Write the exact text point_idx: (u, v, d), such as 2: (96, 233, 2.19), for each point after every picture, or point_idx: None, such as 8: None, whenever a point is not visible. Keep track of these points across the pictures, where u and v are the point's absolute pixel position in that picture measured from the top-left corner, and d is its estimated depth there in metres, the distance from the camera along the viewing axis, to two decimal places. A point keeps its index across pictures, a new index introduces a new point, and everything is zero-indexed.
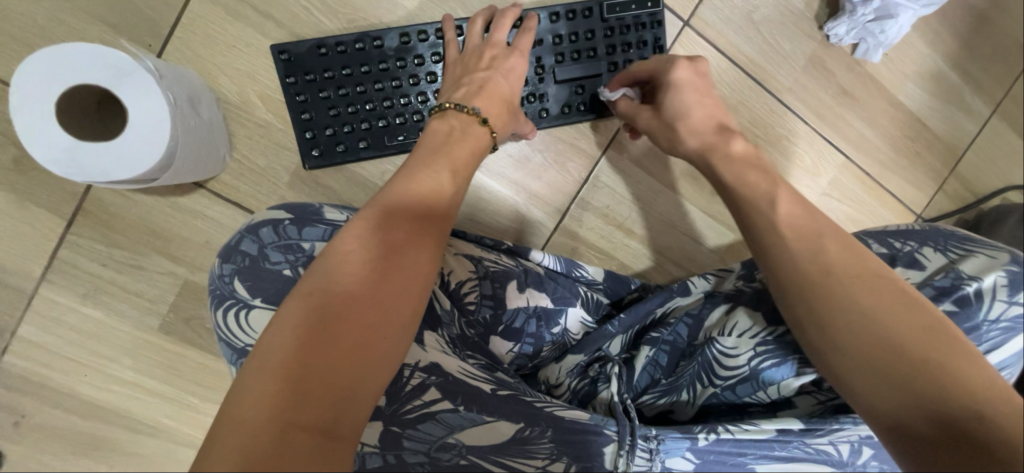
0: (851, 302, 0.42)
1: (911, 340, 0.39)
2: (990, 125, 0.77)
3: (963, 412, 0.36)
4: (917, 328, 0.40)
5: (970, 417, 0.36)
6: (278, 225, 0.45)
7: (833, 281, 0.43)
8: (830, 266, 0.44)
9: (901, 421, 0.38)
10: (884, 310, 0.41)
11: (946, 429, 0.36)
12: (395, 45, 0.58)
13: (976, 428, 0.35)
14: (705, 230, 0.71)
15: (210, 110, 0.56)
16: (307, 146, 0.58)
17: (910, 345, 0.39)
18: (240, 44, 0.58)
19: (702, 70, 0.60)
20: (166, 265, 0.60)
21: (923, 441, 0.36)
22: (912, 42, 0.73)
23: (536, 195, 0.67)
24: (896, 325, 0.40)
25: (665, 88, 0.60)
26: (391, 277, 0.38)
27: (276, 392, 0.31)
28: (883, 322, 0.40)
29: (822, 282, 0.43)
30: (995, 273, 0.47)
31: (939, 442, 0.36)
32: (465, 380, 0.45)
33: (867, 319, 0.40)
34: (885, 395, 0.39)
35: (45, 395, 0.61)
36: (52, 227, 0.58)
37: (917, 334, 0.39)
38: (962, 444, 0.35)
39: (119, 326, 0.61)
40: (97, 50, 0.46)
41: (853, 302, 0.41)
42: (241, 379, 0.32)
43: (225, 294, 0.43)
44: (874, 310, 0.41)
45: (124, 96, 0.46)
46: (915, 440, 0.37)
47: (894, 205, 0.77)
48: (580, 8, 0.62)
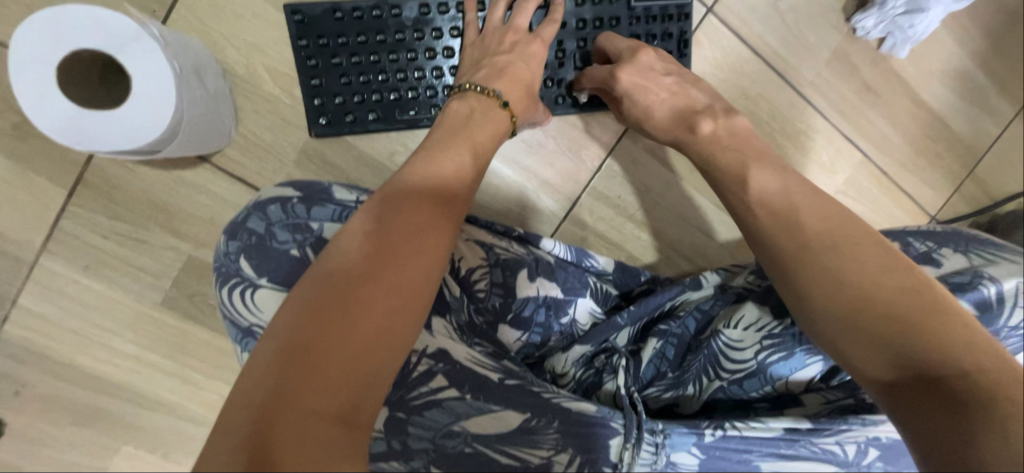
0: (829, 261, 0.41)
1: (896, 295, 0.38)
2: (1011, 128, 0.75)
3: (945, 364, 0.35)
4: (904, 284, 0.38)
5: (951, 369, 0.35)
6: (287, 203, 0.44)
7: (813, 244, 0.42)
8: (814, 233, 0.42)
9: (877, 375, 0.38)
10: (864, 267, 0.40)
11: (925, 382, 0.35)
12: (413, 15, 0.56)
13: (955, 379, 0.34)
14: (717, 224, 0.70)
15: (217, 83, 0.54)
16: (313, 114, 0.56)
17: (893, 299, 0.38)
18: (248, 15, 0.56)
19: (647, 63, 0.57)
20: (170, 241, 0.59)
21: (902, 391, 0.36)
22: (940, 38, 0.71)
23: (546, 182, 0.66)
24: (880, 283, 0.39)
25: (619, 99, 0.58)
26: (403, 255, 0.36)
27: (282, 371, 0.30)
28: (862, 279, 0.39)
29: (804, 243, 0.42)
30: (1018, 277, 0.47)
31: (917, 395, 0.35)
32: (472, 368, 0.44)
33: (853, 276, 0.39)
34: (865, 352, 0.38)
35: (46, 366, 0.61)
36: (53, 197, 0.56)
37: (903, 289, 0.38)
38: (942, 393, 0.34)
39: (121, 299, 0.60)
40: (99, 12, 0.44)
41: (831, 261, 0.41)
42: (252, 359, 0.32)
43: (231, 272, 0.42)
44: (852, 268, 0.40)
45: (128, 63, 0.45)
46: (897, 392, 0.36)
47: (909, 206, 0.76)
48: None
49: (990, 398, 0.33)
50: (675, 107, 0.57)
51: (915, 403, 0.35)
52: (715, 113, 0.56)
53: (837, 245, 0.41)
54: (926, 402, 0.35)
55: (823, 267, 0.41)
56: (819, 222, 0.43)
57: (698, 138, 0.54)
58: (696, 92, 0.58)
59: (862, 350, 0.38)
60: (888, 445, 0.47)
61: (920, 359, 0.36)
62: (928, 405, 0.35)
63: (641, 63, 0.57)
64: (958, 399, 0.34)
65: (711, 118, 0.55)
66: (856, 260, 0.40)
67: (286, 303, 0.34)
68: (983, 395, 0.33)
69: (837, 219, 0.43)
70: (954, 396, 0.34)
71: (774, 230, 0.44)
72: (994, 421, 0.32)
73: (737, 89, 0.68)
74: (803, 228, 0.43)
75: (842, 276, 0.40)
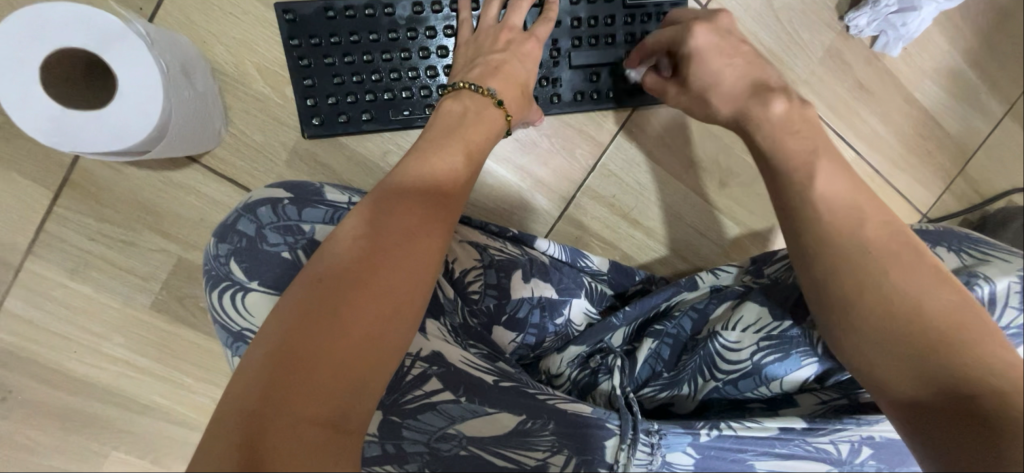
0: (864, 276, 0.40)
1: (943, 318, 0.37)
2: (1002, 126, 0.76)
3: (987, 392, 0.35)
4: (951, 308, 0.38)
5: (993, 398, 0.35)
6: (277, 204, 0.43)
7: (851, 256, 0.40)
8: (841, 238, 0.41)
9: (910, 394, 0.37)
10: (914, 285, 0.38)
11: (963, 407, 0.35)
12: (407, 14, 0.56)
13: (994, 408, 0.34)
14: (711, 223, 0.70)
15: (206, 82, 0.53)
16: (306, 114, 0.56)
17: (938, 322, 0.37)
18: (237, 12, 0.55)
19: (725, 26, 0.55)
20: (159, 242, 0.59)
21: (931, 411, 0.36)
22: (933, 36, 0.71)
23: (541, 181, 0.66)
24: (928, 304, 0.38)
25: (687, 58, 0.55)
26: (397, 258, 0.36)
27: (273, 379, 0.30)
28: (895, 296, 0.39)
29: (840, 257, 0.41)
30: (1011, 277, 0.47)
31: (953, 420, 0.35)
32: (467, 370, 0.43)
33: (887, 292, 0.39)
34: (900, 370, 0.38)
35: (32, 371, 0.60)
36: (38, 199, 0.55)
37: (949, 313, 0.37)
38: (974, 417, 0.35)
39: (110, 303, 0.59)
40: (82, 10, 0.42)
41: (884, 276, 0.39)
42: (241, 364, 0.31)
43: (220, 275, 0.42)
44: (905, 286, 0.39)
45: (113, 62, 0.44)
46: (931, 415, 0.36)
47: (901, 204, 0.76)
48: None
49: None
50: (745, 80, 0.53)
51: (952, 428, 0.35)
52: (790, 95, 0.52)
53: (872, 258, 0.40)
54: (963, 428, 0.35)
55: (857, 282, 0.40)
56: (875, 221, 0.41)
57: (771, 110, 0.50)
58: (769, 68, 0.55)
59: (896, 368, 0.38)
60: (881, 444, 0.47)
61: (961, 384, 0.35)
62: (966, 431, 0.35)
63: (720, 25, 0.55)
64: (998, 428, 0.34)
65: (786, 98, 0.51)
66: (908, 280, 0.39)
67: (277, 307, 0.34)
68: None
69: (893, 232, 0.41)
70: (995, 425, 0.34)
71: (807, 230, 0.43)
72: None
73: None
74: (799, 226, 0.43)
75: (892, 293, 0.39)
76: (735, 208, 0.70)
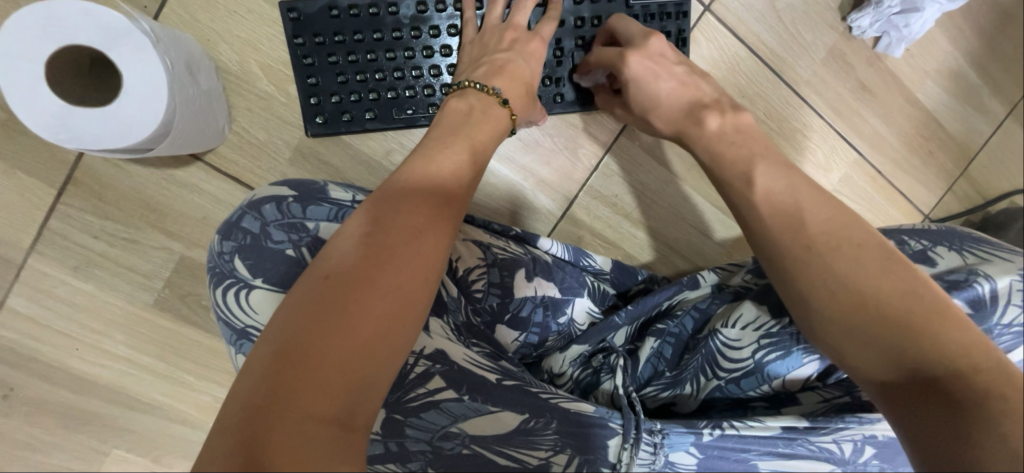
0: (835, 264, 0.40)
1: (901, 295, 0.37)
2: (1003, 127, 0.76)
3: (948, 365, 0.35)
4: (908, 284, 0.38)
5: (954, 370, 0.35)
6: (281, 202, 0.43)
7: (818, 245, 0.41)
8: (815, 230, 0.42)
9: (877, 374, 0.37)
10: (869, 266, 0.39)
11: (926, 383, 0.35)
12: (411, 13, 0.56)
13: (955, 381, 0.34)
14: (713, 223, 0.70)
15: (209, 78, 0.53)
16: (310, 113, 0.56)
17: (897, 300, 0.37)
18: (241, 10, 0.55)
19: (659, 48, 0.56)
20: (162, 240, 0.59)
21: (905, 395, 0.36)
22: (935, 37, 0.71)
23: (543, 181, 0.66)
24: (884, 282, 0.38)
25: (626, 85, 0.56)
26: (400, 256, 0.36)
27: (277, 375, 0.30)
28: (865, 281, 0.38)
29: (809, 244, 0.41)
30: (1012, 276, 0.47)
31: (917, 396, 0.35)
32: (470, 369, 0.43)
33: (858, 278, 0.39)
34: (866, 351, 0.38)
35: (34, 368, 0.60)
36: (41, 196, 0.55)
37: (906, 289, 0.38)
38: (946, 398, 0.34)
39: (112, 300, 0.59)
40: (88, 7, 0.42)
41: (836, 259, 0.40)
42: (246, 362, 0.31)
43: (225, 272, 0.42)
44: (857, 267, 0.39)
45: (119, 60, 0.44)
46: (898, 393, 0.36)
47: (903, 205, 0.76)
48: None
49: (992, 400, 0.33)
50: (685, 99, 0.55)
51: (917, 405, 0.35)
52: (722, 107, 0.54)
53: (844, 246, 0.40)
54: (927, 404, 0.35)
55: (827, 268, 0.40)
56: (820, 226, 0.42)
57: (704, 131, 0.52)
58: (704, 84, 0.56)
59: (863, 349, 0.38)
60: (884, 444, 0.47)
61: (923, 359, 0.35)
62: (930, 406, 0.35)
63: (650, 49, 0.56)
64: (961, 402, 0.34)
65: (719, 112, 0.53)
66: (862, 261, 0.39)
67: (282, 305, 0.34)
68: (985, 398, 0.33)
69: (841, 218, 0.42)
70: (957, 398, 0.34)
71: (776, 228, 0.43)
72: (996, 426, 0.32)
73: (733, 88, 0.68)
74: (807, 227, 0.42)
75: (847, 274, 0.39)
76: None
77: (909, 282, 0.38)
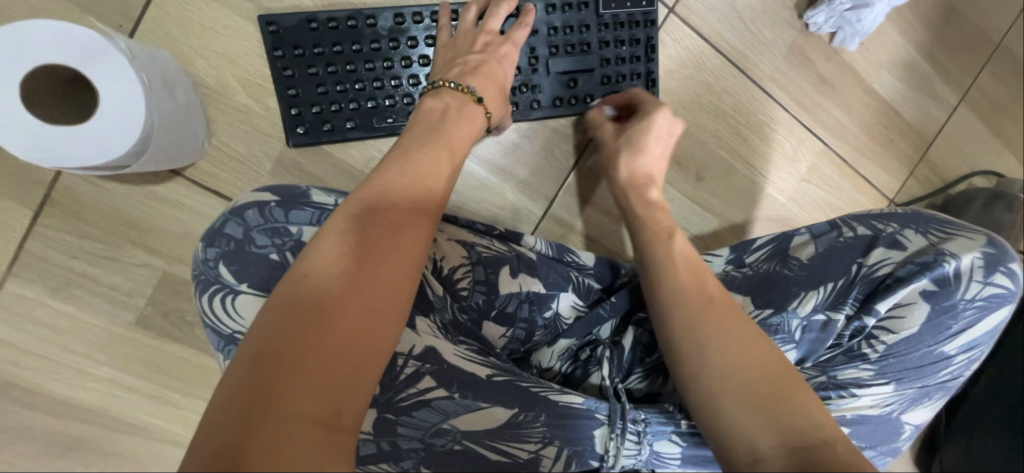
0: (698, 318, 0.42)
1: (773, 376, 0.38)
2: (957, 114, 0.80)
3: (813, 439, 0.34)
4: (753, 345, 0.40)
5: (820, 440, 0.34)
6: (264, 207, 0.43)
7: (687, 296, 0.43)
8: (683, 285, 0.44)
9: (760, 448, 0.35)
10: (740, 338, 0.40)
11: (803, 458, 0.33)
12: (388, 25, 0.57)
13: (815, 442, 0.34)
14: (690, 216, 0.74)
15: (187, 95, 0.54)
16: (291, 123, 0.57)
17: (752, 377, 0.38)
18: (217, 27, 0.56)
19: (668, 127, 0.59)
20: (142, 257, 0.58)
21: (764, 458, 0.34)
22: (886, 31, 0.75)
23: (523, 182, 0.67)
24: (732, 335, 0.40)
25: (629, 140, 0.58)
26: (386, 260, 0.37)
27: (263, 373, 0.30)
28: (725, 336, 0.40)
29: (676, 296, 0.44)
30: (973, 253, 0.48)
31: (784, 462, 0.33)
32: (459, 367, 0.44)
33: (715, 331, 0.40)
34: (745, 414, 0.36)
35: (14, 394, 0.59)
36: (17, 218, 0.55)
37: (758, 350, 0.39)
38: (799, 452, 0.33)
39: (94, 321, 0.59)
40: (61, 27, 0.43)
41: (698, 312, 0.42)
42: (233, 363, 0.32)
43: (211, 279, 0.42)
44: (717, 323, 0.41)
45: (94, 77, 0.44)
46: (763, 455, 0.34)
47: (870, 192, 0.80)
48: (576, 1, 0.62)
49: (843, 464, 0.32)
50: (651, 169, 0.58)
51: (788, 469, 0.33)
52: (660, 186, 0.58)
53: (697, 302, 0.43)
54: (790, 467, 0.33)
55: (699, 319, 0.41)
56: (687, 277, 0.45)
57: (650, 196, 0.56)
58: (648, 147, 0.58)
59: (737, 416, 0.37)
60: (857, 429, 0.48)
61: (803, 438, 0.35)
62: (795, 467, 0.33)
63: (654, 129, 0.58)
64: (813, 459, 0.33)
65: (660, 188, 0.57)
66: (729, 323, 0.41)
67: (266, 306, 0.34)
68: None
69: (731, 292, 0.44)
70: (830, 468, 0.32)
71: (660, 285, 0.45)
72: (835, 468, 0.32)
73: (702, 85, 0.71)
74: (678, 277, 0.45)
75: (701, 337, 0.41)
76: (711, 199, 0.74)
77: (747, 332, 0.41)
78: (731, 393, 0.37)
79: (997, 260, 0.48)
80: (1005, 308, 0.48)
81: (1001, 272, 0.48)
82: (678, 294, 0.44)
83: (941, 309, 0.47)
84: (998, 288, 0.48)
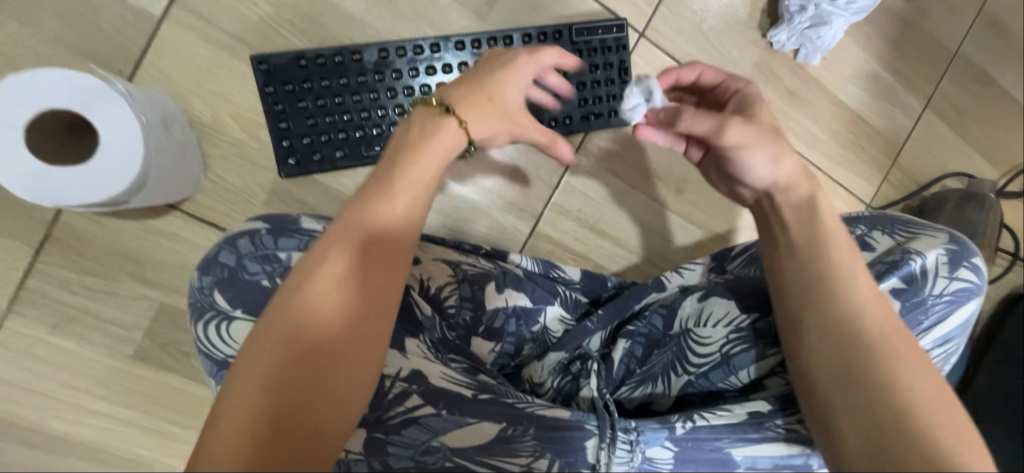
0: (821, 315, 0.40)
1: (924, 393, 0.36)
2: (923, 120, 0.84)
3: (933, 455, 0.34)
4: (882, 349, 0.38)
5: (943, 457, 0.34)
6: (255, 235, 0.45)
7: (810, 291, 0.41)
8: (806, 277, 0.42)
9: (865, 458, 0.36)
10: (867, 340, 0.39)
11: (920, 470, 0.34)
12: (374, 59, 0.61)
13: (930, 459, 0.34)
14: (676, 228, 0.75)
15: (184, 132, 0.57)
16: (282, 155, 0.60)
17: (871, 382, 0.37)
18: (212, 68, 0.59)
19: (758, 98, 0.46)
20: (139, 289, 0.60)
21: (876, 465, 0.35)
22: (847, 46, 0.79)
23: (509, 202, 0.70)
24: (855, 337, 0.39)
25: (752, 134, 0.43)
26: (374, 315, 0.38)
27: (252, 426, 0.33)
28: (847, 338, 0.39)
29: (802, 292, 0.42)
30: (936, 250, 0.50)
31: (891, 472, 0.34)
32: (445, 386, 0.46)
33: (838, 329, 0.39)
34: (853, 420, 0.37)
35: (10, 432, 0.59)
36: (18, 257, 0.56)
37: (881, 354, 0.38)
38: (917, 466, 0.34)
39: (91, 355, 0.60)
40: (66, 74, 0.46)
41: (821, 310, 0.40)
42: (213, 415, 0.34)
43: (206, 306, 0.44)
44: (844, 321, 0.40)
45: (95, 120, 0.47)
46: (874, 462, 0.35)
47: (847, 197, 0.83)
48: (551, 30, 0.66)
49: None
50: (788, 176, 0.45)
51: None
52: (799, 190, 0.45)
53: (819, 300, 0.41)
54: None
55: (823, 317, 0.40)
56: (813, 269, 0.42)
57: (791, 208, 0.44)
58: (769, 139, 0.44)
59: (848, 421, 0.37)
60: None
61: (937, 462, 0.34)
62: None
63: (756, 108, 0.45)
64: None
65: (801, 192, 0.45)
66: (858, 321, 0.39)
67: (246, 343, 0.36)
68: None
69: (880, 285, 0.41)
70: None
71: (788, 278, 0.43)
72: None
73: None
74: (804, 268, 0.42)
75: (824, 335, 0.40)
76: (695, 211, 0.76)
77: (882, 333, 0.39)
78: (848, 400, 0.37)
79: (960, 256, 0.50)
80: (974, 301, 0.50)
81: (965, 267, 0.49)
82: (803, 291, 0.42)
83: (911, 305, 0.49)
84: (965, 282, 0.49)
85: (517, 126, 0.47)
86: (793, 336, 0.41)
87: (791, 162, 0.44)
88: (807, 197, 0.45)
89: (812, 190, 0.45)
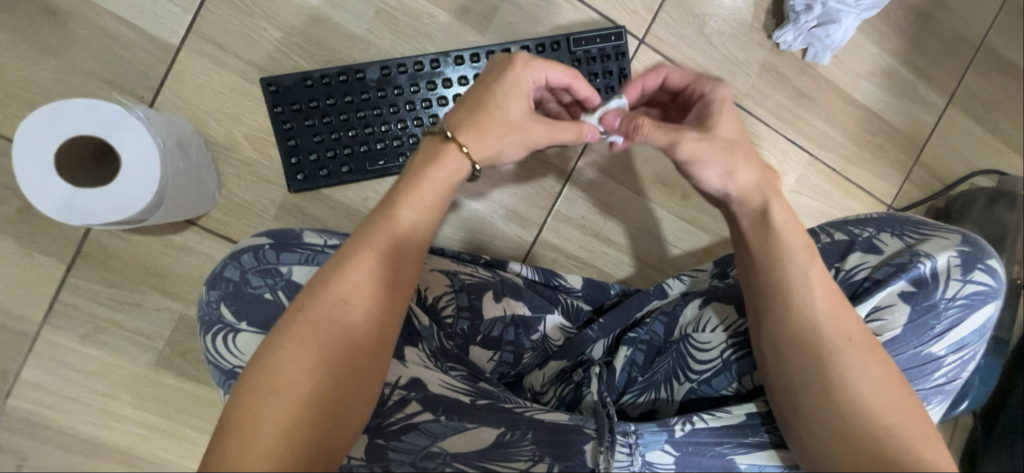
0: (797, 327, 0.43)
1: (882, 393, 0.41)
2: (946, 116, 0.81)
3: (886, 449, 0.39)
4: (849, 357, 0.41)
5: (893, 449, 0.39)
6: (258, 250, 0.47)
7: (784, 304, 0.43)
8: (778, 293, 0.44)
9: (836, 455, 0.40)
10: (835, 350, 0.42)
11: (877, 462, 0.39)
12: (376, 76, 0.63)
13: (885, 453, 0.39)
14: (682, 233, 0.74)
15: (199, 153, 0.60)
16: (292, 171, 0.62)
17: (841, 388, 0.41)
18: (225, 91, 0.62)
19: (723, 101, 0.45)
20: (161, 301, 0.63)
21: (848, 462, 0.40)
22: (859, 43, 0.77)
23: (511, 211, 0.71)
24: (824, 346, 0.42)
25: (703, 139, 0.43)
26: (391, 322, 0.41)
27: (295, 428, 0.36)
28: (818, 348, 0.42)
29: (777, 306, 0.44)
30: (948, 252, 0.48)
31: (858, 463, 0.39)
32: (444, 393, 0.47)
33: (810, 341, 0.42)
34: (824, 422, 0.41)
35: (46, 436, 0.63)
36: (53, 271, 0.61)
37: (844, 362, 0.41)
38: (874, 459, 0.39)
39: (117, 363, 0.63)
40: (91, 102, 0.50)
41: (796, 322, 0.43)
42: (247, 425, 0.36)
43: (214, 319, 0.46)
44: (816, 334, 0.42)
45: (116, 143, 0.50)
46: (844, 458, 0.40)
47: (864, 198, 0.80)
48: (548, 41, 0.67)
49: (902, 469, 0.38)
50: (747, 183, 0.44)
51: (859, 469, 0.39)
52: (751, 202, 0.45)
53: (796, 314, 0.43)
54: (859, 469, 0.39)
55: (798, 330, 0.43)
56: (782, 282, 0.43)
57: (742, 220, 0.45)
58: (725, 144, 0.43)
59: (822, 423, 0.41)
60: None
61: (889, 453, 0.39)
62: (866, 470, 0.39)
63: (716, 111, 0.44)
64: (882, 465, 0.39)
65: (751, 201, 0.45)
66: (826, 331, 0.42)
67: (247, 370, 0.38)
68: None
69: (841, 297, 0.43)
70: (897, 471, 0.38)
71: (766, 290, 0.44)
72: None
73: None
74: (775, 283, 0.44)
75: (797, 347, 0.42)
76: (702, 216, 0.75)
77: (847, 345, 0.42)
78: (826, 404, 0.41)
79: (974, 258, 0.48)
80: (990, 305, 0.48)
81: (979, 269, 0.48)
82: (782, 304, 0.43)
83: (922, 309, 0.47)
84: (979, 286, 0.47)
85: (524, 132, 0.44)
86: (771, 347, 0.44)
87: (742, 167, 0.43)
88: (762, 207, 0.44)
89: (765, 200, 0.44)
